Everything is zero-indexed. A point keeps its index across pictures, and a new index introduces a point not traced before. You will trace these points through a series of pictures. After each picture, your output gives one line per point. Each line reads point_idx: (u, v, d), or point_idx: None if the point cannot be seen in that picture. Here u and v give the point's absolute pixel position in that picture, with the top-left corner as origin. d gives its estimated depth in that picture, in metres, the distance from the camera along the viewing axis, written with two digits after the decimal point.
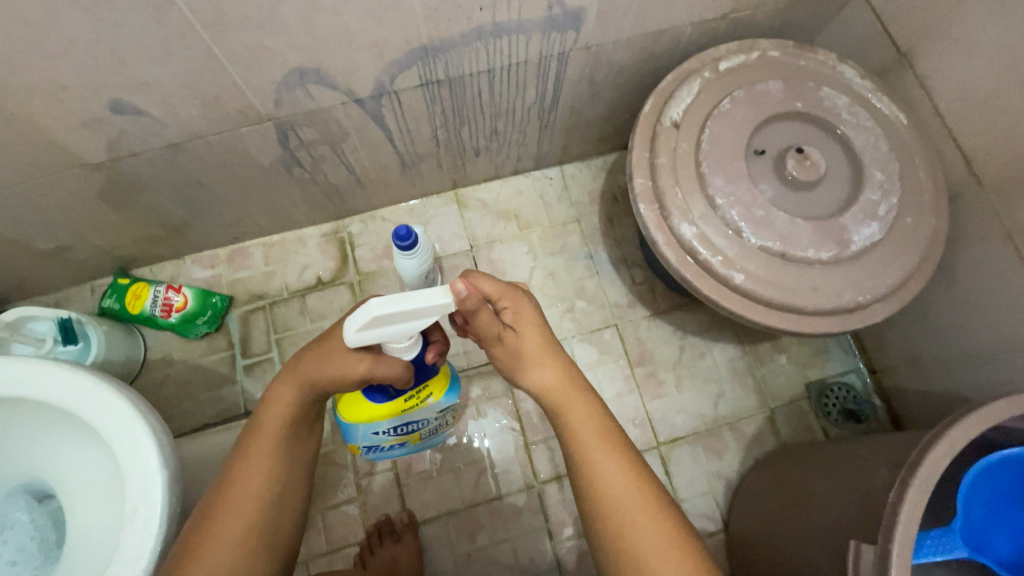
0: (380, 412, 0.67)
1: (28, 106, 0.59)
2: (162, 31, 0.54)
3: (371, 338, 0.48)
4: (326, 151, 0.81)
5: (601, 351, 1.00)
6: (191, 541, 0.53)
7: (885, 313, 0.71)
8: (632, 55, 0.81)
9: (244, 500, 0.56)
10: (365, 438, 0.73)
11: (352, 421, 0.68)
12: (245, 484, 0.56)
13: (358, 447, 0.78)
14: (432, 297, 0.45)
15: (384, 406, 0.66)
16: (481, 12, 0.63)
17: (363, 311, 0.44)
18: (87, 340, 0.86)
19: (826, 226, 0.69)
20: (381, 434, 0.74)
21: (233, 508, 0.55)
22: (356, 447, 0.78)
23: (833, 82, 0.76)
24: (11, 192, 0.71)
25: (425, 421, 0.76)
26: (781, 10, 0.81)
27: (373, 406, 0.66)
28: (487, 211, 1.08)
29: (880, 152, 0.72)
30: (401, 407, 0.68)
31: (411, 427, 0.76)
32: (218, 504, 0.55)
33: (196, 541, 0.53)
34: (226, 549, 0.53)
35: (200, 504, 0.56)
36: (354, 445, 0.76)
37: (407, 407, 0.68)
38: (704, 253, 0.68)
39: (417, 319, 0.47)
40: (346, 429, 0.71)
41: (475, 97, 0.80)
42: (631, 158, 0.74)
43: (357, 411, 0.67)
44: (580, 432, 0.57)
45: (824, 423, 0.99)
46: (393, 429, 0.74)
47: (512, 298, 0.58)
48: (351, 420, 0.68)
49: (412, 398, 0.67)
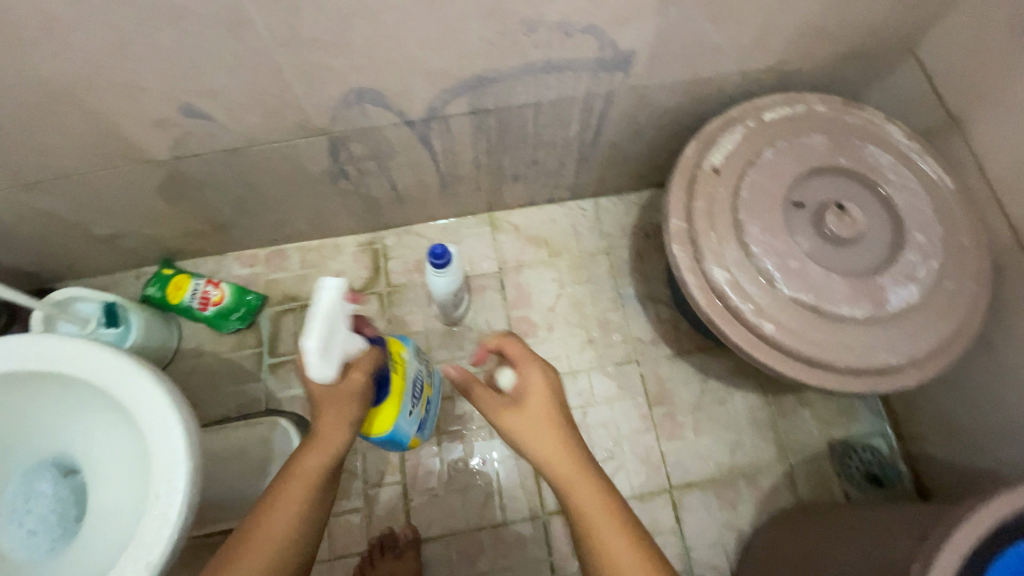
0: (394, 399, 0.69)
1: (107, 104, 0.64)
2: (238, 45, 0.58)
3: (338, 358, 0.54)
4: (372, 166, 0.85)
5: (621, 386, 1.00)
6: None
7: (918, 378, 0.69)
8: (677, 99, 0.83)
9: (265, 554, 0.54)
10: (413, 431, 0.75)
11: (392, 426, 0.69)
12: (268, 535, 0.55)
13: (416, 440, 0.80)
14: (323, 299, 0.49)
15: (390, 395, 0.69)
16: (535, 49, 0.66)
17: (307, 352, 0.49)
18: (128, 325, 0.90)
19: (862, 284, 0.68)
20: (416, 412, 0.76)
21: (252, 560, 0.53)
22: (417, 440, 0.81)
23: (878, 141, 0.76)
24: (79, 180, 0.75)
25: (422, 375, 0.80)
26: (831, 65, 0.82)
27: (382, 403, 0.68)
28: (518, 235, 1.09)
29: (923, 214, 0.72)
30: (399, 384, 0.71)
31: (422, 390, 0.80)
32: (237, 554, 0.53)
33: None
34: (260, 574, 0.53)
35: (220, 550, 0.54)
36: (414, 440, 0.79)
37: (401, 377, 0.71)
38: (735, 300, 0.68)
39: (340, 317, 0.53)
40: (396, 438, 0.72)
41: (520, 127, 0.82)
42: (668, 198, 0.75)
43: (381, 419, 0.68)
44: (589, 511, 0.53)
45: (845, 484, 0.96)
46: (417, 401, 0.76)
47: (531, 367, 0.61)
48: (391, 427, 0.69)
49: (396, 369, 0.70)
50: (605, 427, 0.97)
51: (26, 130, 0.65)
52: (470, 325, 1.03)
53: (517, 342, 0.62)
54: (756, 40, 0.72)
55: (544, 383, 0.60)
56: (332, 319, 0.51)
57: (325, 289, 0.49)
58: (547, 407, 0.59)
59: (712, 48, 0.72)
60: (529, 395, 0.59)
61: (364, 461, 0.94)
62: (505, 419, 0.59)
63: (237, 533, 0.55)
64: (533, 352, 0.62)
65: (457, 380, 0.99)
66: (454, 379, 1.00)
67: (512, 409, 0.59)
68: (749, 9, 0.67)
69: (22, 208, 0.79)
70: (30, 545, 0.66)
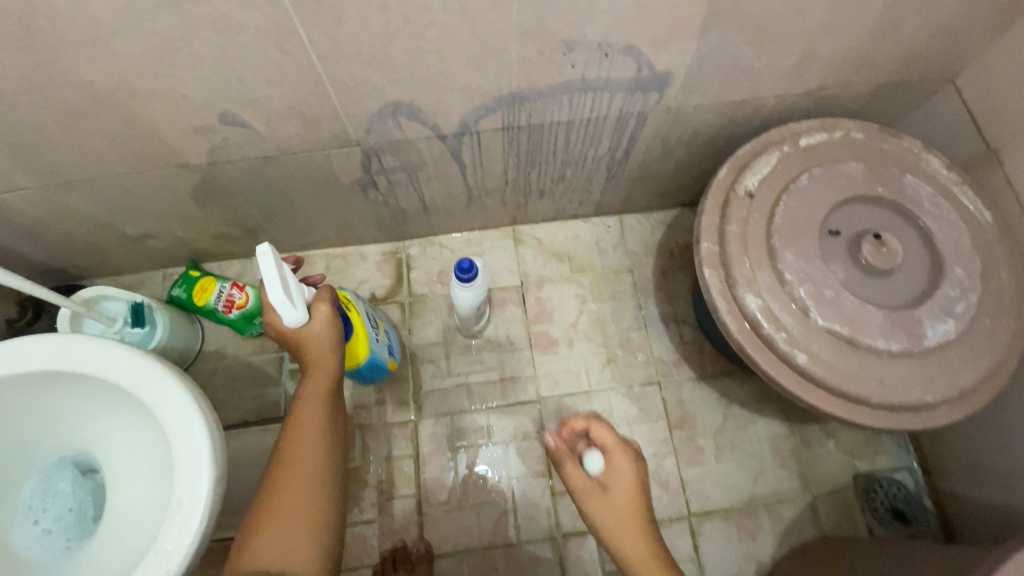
0: (359, 330, 0.77)
1: (148, 110, 0.64)
2: (281, 58, 0.58)
3: (304, 298, 0.63)
4: (402, 177, 0.85)
5: (641, 407, 0.98)
6: (257, 524, 0.56)
7: (954, 416, 0.67)
8: (710, 121, 0.82)
9: (299, 479, 0.59)
10: (385, 353, 0.86)
11: (369, 352, 0.80)
12: (296, 464, 0.60)
13: (392, 364, 0.92)
14: (265, 263, 0.57)
15: (355, 329, 0.76)
16: (572, 69, 0.66)
17: (276, 303, 0.59)
18: (153, 325, 0.91)
19: (898, 317, 0.67)
20: (380, 339, 0.86)
21: (290, 486, 0.59)
22: (391, 363, 0.92)
23: (917, 170, 0.74)
24: (116, 182, 0.77)
25: (370, 306, 0.86)
26: (869, 92, 0.80)
27: (354, 339, 0.76)
28: (541, 250, 1.09)
29: (962, 247, 0.70)
30: (360, 320, 0.78)
31: (376, 320, 0.88)
32: (273, 487, 0.59)
33: (261, 522, 0.56)
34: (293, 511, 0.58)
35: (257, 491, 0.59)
36: (389, 363, 0.91)
37: (357, 311, 0.78)
38: (767, 327, 0.67)
39: (284, 267, 0.60)
40: (374, 362, 0.84)
41: (551, 144, 0.82)
42: (700, 221, 0.74)
43: (356, 350, 0.78)
44: None
45: (869, 519, 0.93)
46: (376, 328, 0.85)
47: (620, 456, 0.67)
48: (367, 356, 0.80)
49: (350, 306, 0.76)
50: None
51: (68, 133, 0.66)
52: (490, 338, 1.03)
53: (610, 430, 0.68)
54: (795, 65, 0.72)
55: (632, 472, 0.66)
56: (279, 271, 0.58)
57: (264, 255, 0.56)
58: (627, 497, 0.64)
59: (750, 71, 0.72)
60: (614, 483, 0.65)
61: (379, 471, 0.94)
62: (587, 500, 0.66)
63: (268, 472, 0.60)
64: (626, 444, 0.67)
65: (474, 393, 0.99)
66: (472, 392, 0.99)
67: (597, 492, 0.65)
68: (790, 34, 0.66)
69: (58, 207, 0.80)
70: (44, 544, 0.67)
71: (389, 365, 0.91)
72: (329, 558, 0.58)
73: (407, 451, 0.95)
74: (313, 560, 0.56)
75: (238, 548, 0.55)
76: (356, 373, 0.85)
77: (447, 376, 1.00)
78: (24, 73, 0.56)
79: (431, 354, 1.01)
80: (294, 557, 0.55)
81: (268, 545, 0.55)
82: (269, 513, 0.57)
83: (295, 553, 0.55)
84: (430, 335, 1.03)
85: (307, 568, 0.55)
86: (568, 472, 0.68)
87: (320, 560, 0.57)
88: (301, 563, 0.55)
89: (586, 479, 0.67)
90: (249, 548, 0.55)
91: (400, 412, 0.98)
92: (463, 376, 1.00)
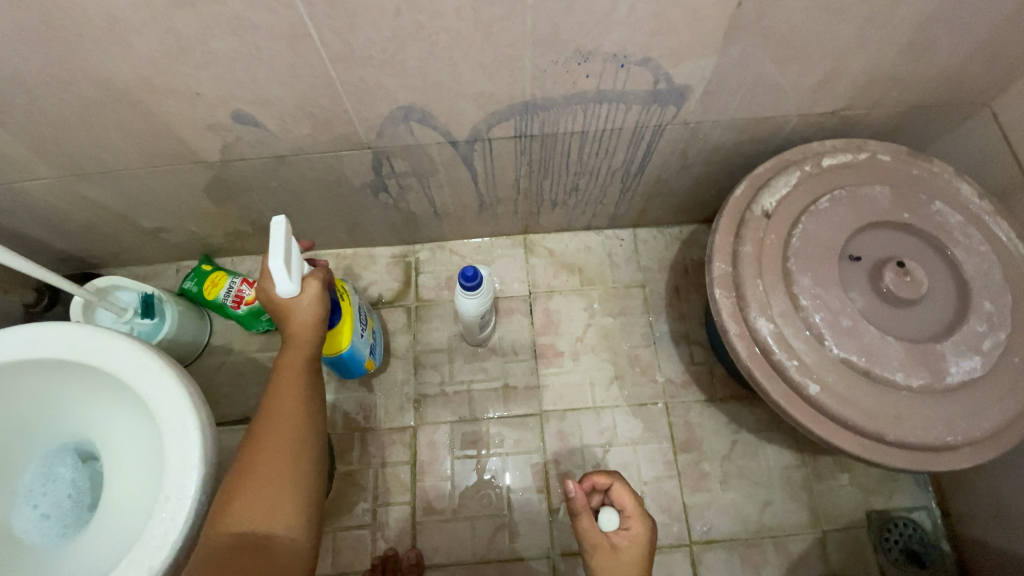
0: (347, 320, 0.77)
1: (164, 106, 0.65)
2: (294, 59, 0.58)
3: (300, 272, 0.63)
4: (413, 182, 0.85)
5: (646, 427, 0.96)
6: (237, 488, 0.55)
7: (976, 460, 0.63)
8: (730, 137, 0.80)
9: (282, 445, 0.58)
10: (366, 350, 0.84)
11: (350, 344, 0.79)
12: (276, 430, 0.59)
13: (372, 364, 0.89)
14: (276, 233, 0.58)
15: (344, 318, 0.77)
16: (587, 79, 0.64)
17: (274, 273, 0.59)
18: (162, 317, 0.93)
19: (920, 351, 0.63)
20: (365, 335, 0.85)
21: (271, 452, 0.58)
22: (372, 361, 0.90)
23: (947, 198, 0.71)
24: (132, 175, 0.78)
25: (364, 304, 0.87)
26: (898, 114, 0.77)
27: (339, 326, 0.76)
28: (551, 260, 1.08)
29: (993, 280, 0.66)
30: (349, 310, 0.78)
31: (366, 317, 0.87)
32: (253, 453, 0.58)
33: (241, 487, 0.55)
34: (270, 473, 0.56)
35: (236, 459, 0.58)
36: (368, 362, 0.88)
37: (350, 302, 0.78)
38: (779, 354, 0.64)
39: (291, 241, 0.61)
40: (354, 356, 0.82)
41: (564, 155, 0.81)
42: (714, 239, 0.72)
43: (338, 338, 0.77)
44: None
45: (881, 560, 0.88)
46: (364, 325, 0.85)
47: (638, 524, 0.65)
48: (348, 348, 0.79)
49: (343, 296, 0.77)
50: (626, 469, 0.93)
51: (87, 126, 0.67)
52: (494, 347, 1.01)
53: (634, 497, 0.67)
54: (821, 83, 0.69)
55: (643, 543, 0.64)
56: (286, 243, 0.59)
57: (278, 225, 0.58)
58: (637, 566, 0.62)
59: (772, 88, 0.69)
60: (628, 548, 0.64)
61: (376, 477, 0.93)
62: (597, 557, 0.64)
63: (247, 440, 0.59)
64: (647, 513, 0.66)
65: (476, 403, 0.97)
66: (473, 401, 0.98)
67: (608, 553, 0.64)
68: (816, 51, 0.64)
69: (77, 197, 0.81)
70: (42, 529, 0.67)
71: (369, 363, 0.88)
72: (313, 523, 0.57)
73: (404, 457, 0.94)
74: (297, 522, 0.55)
75: (218, 512, 0.54)
76: (335, 364, 0.83)
77: (449, 384, 0.99)
78: (46, 67, 0.57)
79: (435, 361, 1.00)
80: (276, 520, 0.54)
81: (251, 509, 0.54)
82: (250, 477, 0.56)
83: (279, 516, 0.55)
84: (435, 341, 1.02)
85: (291, 530, 0.55)
86: (584, 526, 0.65)
87: (305, 523, 0.56)
88: (282, 524, 0.54)
89: (601, 538, 0.65)
90: (231, 511, 0.54)
91: (400, 418, 0.97)
92: (465, 385, 0.99)
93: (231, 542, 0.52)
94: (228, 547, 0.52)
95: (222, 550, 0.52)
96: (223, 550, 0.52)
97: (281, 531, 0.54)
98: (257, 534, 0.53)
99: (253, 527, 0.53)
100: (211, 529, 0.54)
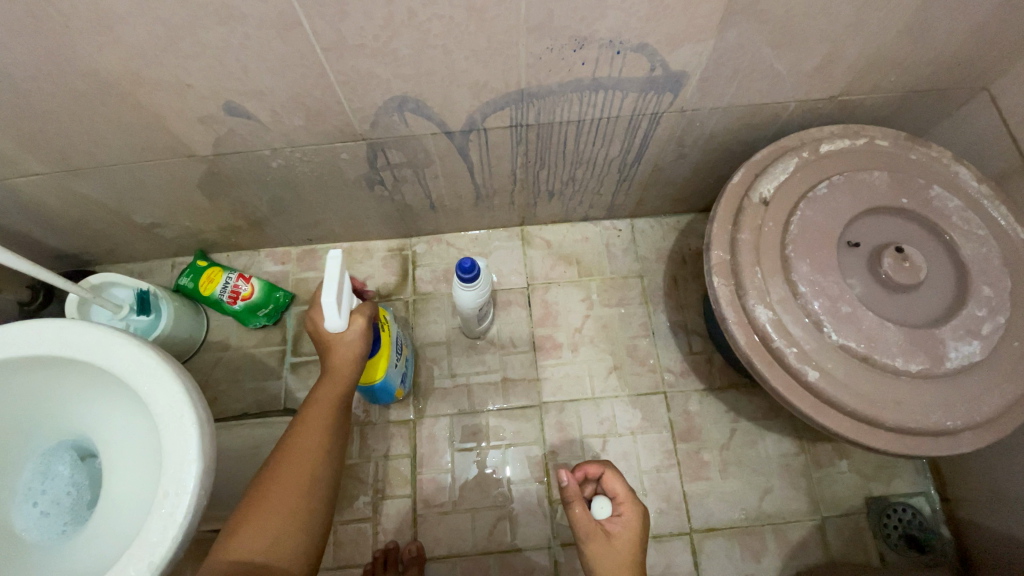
0: (384, 352, 0.77)
1: (154, 99, 0.64)
2: (285, 48, 0.57)
3: (348, 307, 0.63)
4: (408, 174, 0.84)
5: (645, 417, 0.96)
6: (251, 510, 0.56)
7: (976, 444, 0.63)
8: (727, 124, 0.79)
9: (298, 476, 0.59)
10: (398, 379, 0.85)
11: (385, 374, 0.79)
12: (297, 461, 0.60)
13: (402, 392, 0.90)
14: (332, 268, 0.57)
15: (382, 350, 0.76)
16: (583, 66, 0.63)
17: (324, 309, 0.58)
18: (158, 313, 0.92)
19: (918, 336, 0.63)
20: (399, 364, 0.85)
21: (287, 481, 0.58)
22: (401, 390, 0.90)
23: (945, 182, 0.70)
24: (123, 170, 0.77)
25: (399, 330, 0.86)
26: (895, 99, 0.77)
27: (377, 358, 0.76)
28: (549, 251, 1.07)
29: (991, 264, 0.66)
30: (388, 342, 0.78)
31: (401, 344, 0.87)
32: (270, 480, 0.58)
33: (254, 510, 0.56)
34: (283, 502, 0.57)
35: (254, 481, 0.59)
36: (398, 390, 0.88)
37: (389, 333, 0.78)
38: (778, 341, 0.64)
39: (345, 275, 0.61)
40: (385, 385, 0.82)
41: (560, 144, 0.80)
42: (712, 228, 0.72)
43: (375, 369, 0.77)
44: None
45: (881, 546, 0.89)
46: (399, 354, 0.85)
47: (630, 510, 0.65)
48: (381, 378, 0.79)
49: (384, 327, 0.76)
50: (626, 458, 0.93)
51: (77, 120, 0.66)
52: (493, 339, 1.01)
53: (625, 483, 0.67)
54: (818, 68, 0.68)
55: (637, 528, 0.64)
56: (340, 278, 0.59)
57: (333, 259, 0.57)
58: (628, 551, 0.62)
59: (769, 73, 0.69)
60: (621, 533, 0.64)
61: (376, 469, 0.93)
62: (591, 545, 0.63)
63: (267, 466, 0.60)
64: (637, 499, 0.66)
65: (475, 395, 0.97)
66: (472, 393, 0.97)
67: (602, 538, 0.63)
68: (814, 36, 0.63)
69: (69, 193, 0.81)
70: (41, 526, 0.66)
71: (398, 391, 0.88)
72: (310, 561, 0.56)
73: (404, 450, 0.94)
74: (296, 557, 0.55)
75: (225, 536, 0.54)
76: (366, 391, 0.83)
77: (448, 377, 0.99)
78: (33, 60, 0.56)
79: (434, 354, 1.00)
80: (277, 550, 0.54)
81: (255, 536, 0.54)
82: (262, 504, 0.56)
83: (280, 548, 0.54)
84: (434, 334, 1.02)
85: (289, 563, 0.54)
86: (576, 515, 0.65)
87: (303, 560, 0.55)
88: (282, 556, 0.54)
89: (593, 524, 0.64)
90: (238, 535, 0.54)
91: (399, 411, 0.96)
92: (465, 378, 0.98)
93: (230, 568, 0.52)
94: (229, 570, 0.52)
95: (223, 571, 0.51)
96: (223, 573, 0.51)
97: (279, 564, 0.53)
98: (256, 563, 0.53)
99: (253, 556, 0.53)
100: (216, 552, 0.53)
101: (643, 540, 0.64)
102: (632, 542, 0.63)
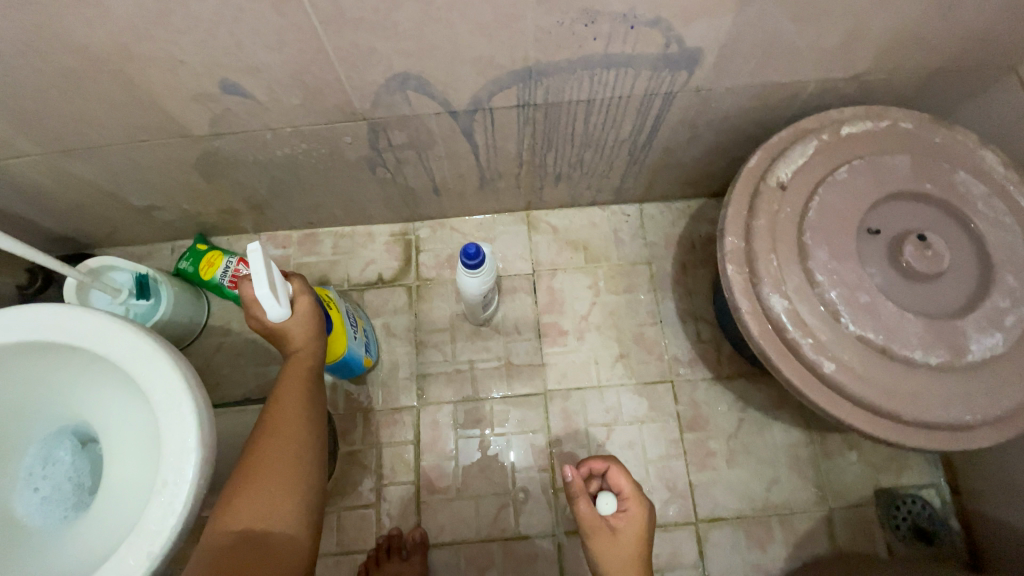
0: (336, 330, 0.75)
1: (146, 76, 0.61)
2: (280, 22, 0.54)
3: (286, 292, 0.61)
4: (411, 156, 0.82)
5: (652, 405, 0.94)
6: (239, 488, 0.55)
7: (993, 438, 0.61)
8: (742, 105, 0.76)
9: (282, 447, 0.58)
10: (362, 351, 0.85)
11: (346, 349, 0.78)
12: (277, 434, 0.59)
13: (369, 360, 0.90)
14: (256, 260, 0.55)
15: (334, 330, 0.75)
16: (594, 42, 0.60)
17: (263, 301, 0.57)
18: (158, 298, 0.91)
19: (940, 328, 0.61)
20: (357, 338, 0.84)
21: (271, 454, 0.57)
22: (367, 360, 0.90)
23: (971, 167, 0.67)
24: (118, 150, 0.75)
25: (349, 304, 0.85)
26: (920, 79, 0.73)
27: (335, 336, 0.75)
28: (555, 237, 1.05)
29: (1018, 253, 0.63)
30: (338, 316, 0.77)
31: (356, 317, 0.86)
32: (254, 457, 0.57)
33: (243, 487, 0.55)
34: (270, 474, 0.56)
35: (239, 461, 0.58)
36: (365, 359, 0.89)
37: (337, 309, 0.76)
38: (793, 332, 0.62)
39: (271, 264, 0.59)
40: (351, 359, 0.82)
41: (569, 125, 0.77)
42: (726, 213, 0.69)
43: (336, 346, 0.76)
44: None
45: (890, 537, 0.88)
46: (354, 327, 0.83)
47: (635, 506, 0.64)
48: (344, 353, 0.79)
49: (331, 304, 0.75)
50: (631, 447, 0.92)
51: (68, 98, 0.64)
52: (498, 326, 0.99)
53: (629, 479, 0.66)
54: (841, 45, 0.65)
55: (642, 523, 0.63)
56: (265, 268, 0.57)
57: (254, 253, 0.55)
58: (635, 548, 0.62)
59: (789, 51, 0.65)
60: (626, 529, 0.63)
61: (379, 456, 0.92)
62: (595, 540, 0.63)
63: (248, 444, 0.58)
64: (643, 493, 0.65)
65: (478, 382, 0.96)
66: (476, 380, 0.96)
67: (607, 534, 0.63)
68: (839, 10, 0.59)
69: (64, 174, 0.79)
70: (42, 512, 0.66)
71: (365, 363, 0.89)
72: (312, 522, 0.56)
73: (409, 437, 0.93)
74: (294, 524, 0.54)
75: (218, 514, 0.54)
76: (331, 369, 0.83)
77: (451, 364, 0.97)
78: (19, 35, 0.54)
79: (437, 341, 0.99)
80: (274, 519, 0.54)
81: (250, 510, 0.53)
82: (250, 478, 0.55)
83: (276, 516, 0.54)
84: (436, 320, 1.00)
85: (289, 528, 0.54)
86: (582, 511, 0.63)
87: (303, 524, 0.55)
88: (281, 524, 0.54)
89: (599, 520, 0.63)
90: (232, 512, 0.53)
91: (401, 398, 0.95)
92: (469, 365, 0.97)
93: (230, 542, 0.52)
94: (229, 545, 0.51)
95: (224, 548, 0.51)
96: (224, 550, 0.51)
97: (280, 531, 0.53)
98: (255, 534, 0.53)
99: (252, 527, 0.53)
100: (212, 532, 0.53)
101: (648, 535, 0.64)
102: (638, 541, 0.62)
